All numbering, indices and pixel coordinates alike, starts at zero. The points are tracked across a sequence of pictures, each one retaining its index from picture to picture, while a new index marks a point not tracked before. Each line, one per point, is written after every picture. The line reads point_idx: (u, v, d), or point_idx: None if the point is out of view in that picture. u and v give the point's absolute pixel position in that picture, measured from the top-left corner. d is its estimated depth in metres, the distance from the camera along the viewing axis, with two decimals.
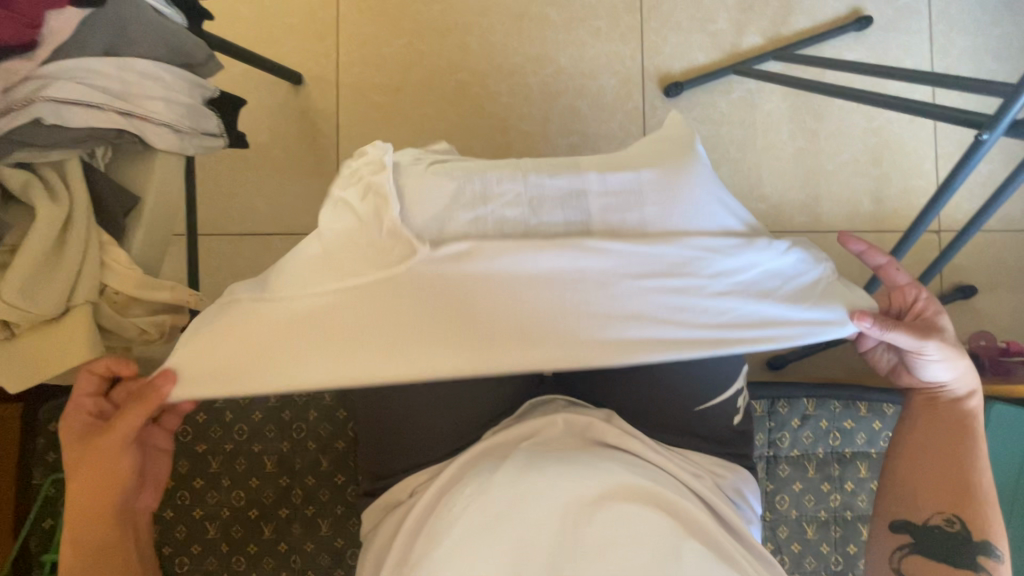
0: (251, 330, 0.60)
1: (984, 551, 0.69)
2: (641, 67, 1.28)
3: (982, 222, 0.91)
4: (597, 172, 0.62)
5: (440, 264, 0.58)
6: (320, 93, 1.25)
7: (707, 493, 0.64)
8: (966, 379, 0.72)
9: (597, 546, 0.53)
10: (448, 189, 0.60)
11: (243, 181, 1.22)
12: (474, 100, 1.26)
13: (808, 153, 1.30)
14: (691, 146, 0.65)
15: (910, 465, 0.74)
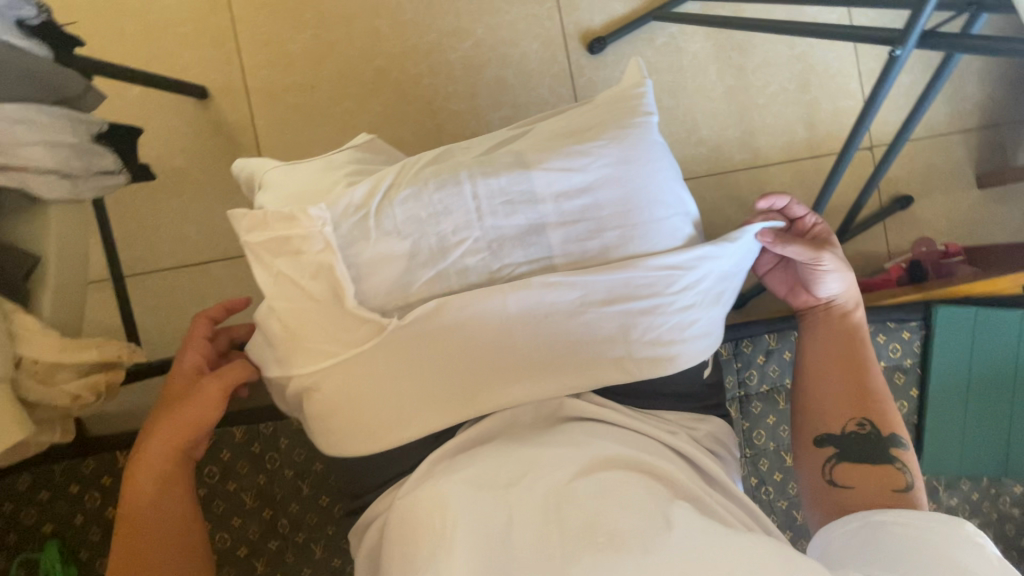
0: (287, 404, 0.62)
1: (893, 444, 0.72)
2: (561, 27, 1.24)
3: (910, 134, 0.93)
4: (551, 195, 0.60)
5: (413, 325, 0.57)
6: (230, 103, 1.17)
7: (685, 447, 0.64)
8: (852, 293, 0.78)
9: (580, 519, 0.51)
10: (386, 219, 0.57)
11: (166, 210, 1.14)
12: (396, 86, 1.20)
13: (739, 89, 1.30)
14: (650, 149, 0.62)
15: (819, 382, 0.78)
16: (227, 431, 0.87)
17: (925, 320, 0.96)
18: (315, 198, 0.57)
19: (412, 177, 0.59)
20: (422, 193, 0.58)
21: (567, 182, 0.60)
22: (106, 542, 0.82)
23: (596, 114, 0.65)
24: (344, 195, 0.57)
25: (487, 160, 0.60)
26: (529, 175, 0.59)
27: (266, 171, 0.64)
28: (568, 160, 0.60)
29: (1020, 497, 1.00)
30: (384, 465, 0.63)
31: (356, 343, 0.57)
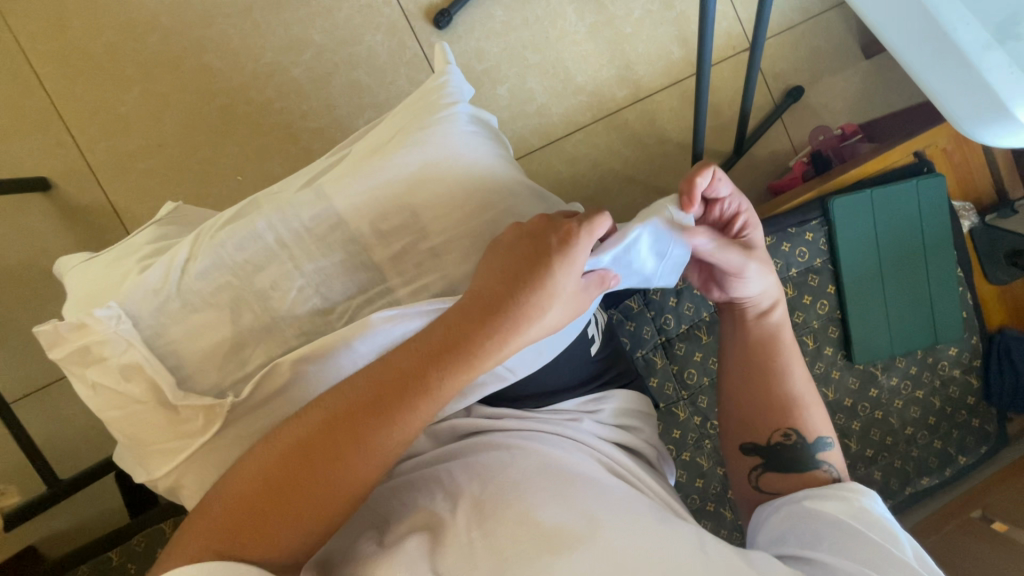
0: (226, 498, 0.46)
1: (818, 448, 0.66)
2: (401, 10, 1.16)
3: (763, 31, 0.91)
4: (366, 221, 0.55)
5: (257, 400, 0.54)
6: (78, 187, 1.09)
7: (592, 446, 0.62)
8: (771, 293, 0.69)
9: (501, 534, 0.49)
10: (189, 294, 0.54)
11: (46, 315, 1.08)
12: (247, 119, 1.13)
13: (603, 24, 1.23)
14: (458, 143, 0.58)
15: (733, 388, 0.72)
16: (156, 528, 0.83)
17: (825, 215, 0.95)
18: (108, 295, 0.53)
19: (206, 245, 0.54)
20: (225, 256, 0.54)
21: (375, 197, 0.55)
22: None
23: (401, 122, 0.61)
24: (137, 282, 0.53)
25: (287, 202, 0.56)
26: (332, 207, 0.55)
27: (72, 268, 0.61)
28: (374, 180, 0.55)
29: (957, 358, 1.01)
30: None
31: (201, 433, 0.53)
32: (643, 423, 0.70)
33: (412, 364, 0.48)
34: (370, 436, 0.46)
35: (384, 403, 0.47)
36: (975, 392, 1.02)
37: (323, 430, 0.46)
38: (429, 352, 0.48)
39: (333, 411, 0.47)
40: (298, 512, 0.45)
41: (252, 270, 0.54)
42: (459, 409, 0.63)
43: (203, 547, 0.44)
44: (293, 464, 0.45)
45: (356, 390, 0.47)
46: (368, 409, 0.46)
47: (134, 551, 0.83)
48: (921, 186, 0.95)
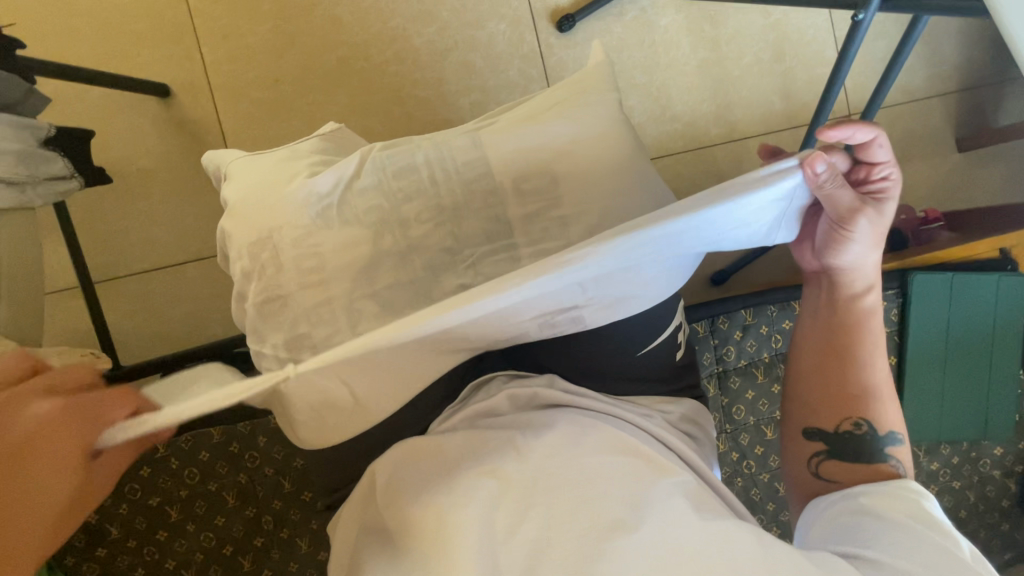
0: None
1: (886, 441, 0.67)
2: (528, 6, 1.21)
3: (881, 99, 0.93)
4: (510, 176, 0.61)
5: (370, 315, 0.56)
6: (193, 101, 1.15)
7: (660, 429, 0.63)
8: (870, 275, 0.65)
9: (567, 508, 0.52)
10: (348, 207, 0.58)
11: (134, 212, 1.13)
12: (361, 75, 1.18)
13: (712, 62, 1.27)
14: (606, 123, 0.63)
15: (807, 378, 0.71)
16: (203, 432, 0.86)
17: (903, 288, 0.96)
18: (279, 191, 0.58)
19: (370, 159, 0.61)
20: (383, 178, 0.60)
21: (523, 144, 0.61)
22: (90, 547, 0.83)
23: (556, 99, 0.66)
24: (306, 185, 0.58)
25: (445, 144, 0.63)
26: (483, 155, 0.61)
27: (232, 162, 0.66)
28: (523, 140, 0.61)
29: (999, 459, 1.01)
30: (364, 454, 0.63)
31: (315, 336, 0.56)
32: (708, 430, 0.72)
33: None
34: None
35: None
36: (1011, 496, 1.01)
37: None
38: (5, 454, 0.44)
39: None
40: None
41: (404, 196, 0.59)
42: (542, 378, 0.64)
43: None
44: None
45: None
46: None
47: (180, 446, 0.85)
48: (1002, 282, 0.96)
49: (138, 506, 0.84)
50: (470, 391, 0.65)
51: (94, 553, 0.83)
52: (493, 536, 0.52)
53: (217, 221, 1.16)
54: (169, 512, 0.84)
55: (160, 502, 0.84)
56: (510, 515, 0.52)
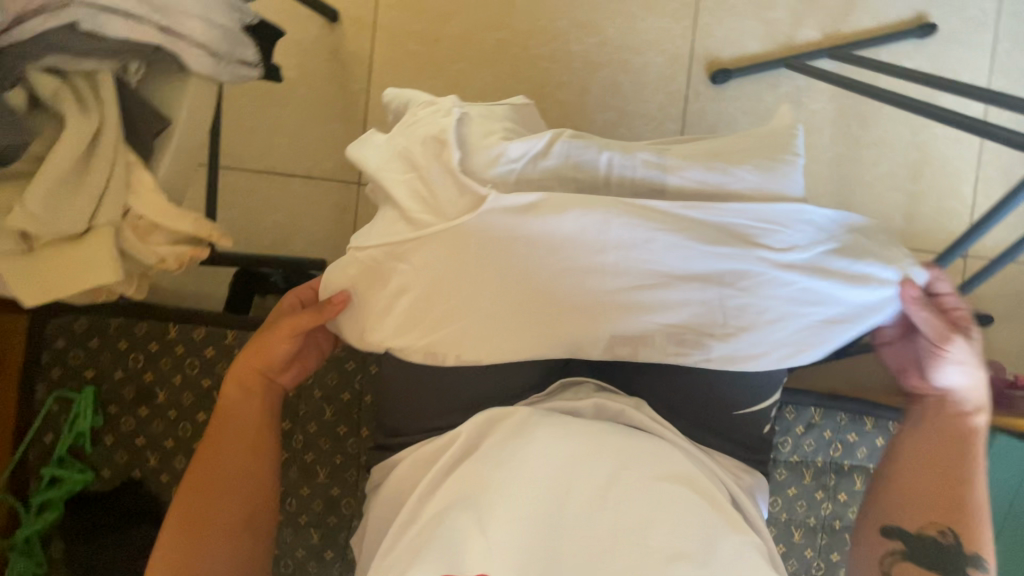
0: (221, 472, 0.67)
1: (972, 563, 0.62)
2: (691, 48, 1.23)
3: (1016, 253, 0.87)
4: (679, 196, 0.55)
5: (507, 279, 0.55)
6: (354, 33, 1.19)
7: (734, 484, 0.63)
8: (976, 394, 0.65)
9: (636, 523, 0.52)
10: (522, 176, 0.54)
11: (268, 116, 1.19)
12: (513, 60, 1.21)
13: (848, 159, 1.25)
14: (785, 187, 0.55)
15: (897, 478, 0.68)
16: None
17: None
18: (466, 133, 0.54)
19: (561, 143, 0.54)
20: (562, 167, 0.54)
21: (707, 179, 0.55)
22: (135, 404, 0.86)
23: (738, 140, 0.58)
24: (498, 146, 0.53)
25: (631, 148, 0.56)
26: (664, 176, 0.55)
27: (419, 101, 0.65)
28: (708, 172, 0.54)
29: None
30: (438, 410, 0.66)
31: (443, 279, 0.56)
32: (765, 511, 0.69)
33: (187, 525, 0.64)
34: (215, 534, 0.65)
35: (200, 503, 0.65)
36: None
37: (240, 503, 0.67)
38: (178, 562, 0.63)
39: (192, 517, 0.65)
40: (224, 510, 0.66)
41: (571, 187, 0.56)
42: (630, 398, 0.65)
43: (233, 489, 0.67)
44: (197, 515, 0.65)
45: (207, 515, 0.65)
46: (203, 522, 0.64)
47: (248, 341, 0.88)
48: None
49: (190, 383, 0.87)
50: (557, 387, 0.67)
51: (137, 412, 0.87)
52: (557, 518, 0.52)
53: (335, 149, 1.20)
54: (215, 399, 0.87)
55: (211, 387, 0.87)
56: (581, 506, 0.53)
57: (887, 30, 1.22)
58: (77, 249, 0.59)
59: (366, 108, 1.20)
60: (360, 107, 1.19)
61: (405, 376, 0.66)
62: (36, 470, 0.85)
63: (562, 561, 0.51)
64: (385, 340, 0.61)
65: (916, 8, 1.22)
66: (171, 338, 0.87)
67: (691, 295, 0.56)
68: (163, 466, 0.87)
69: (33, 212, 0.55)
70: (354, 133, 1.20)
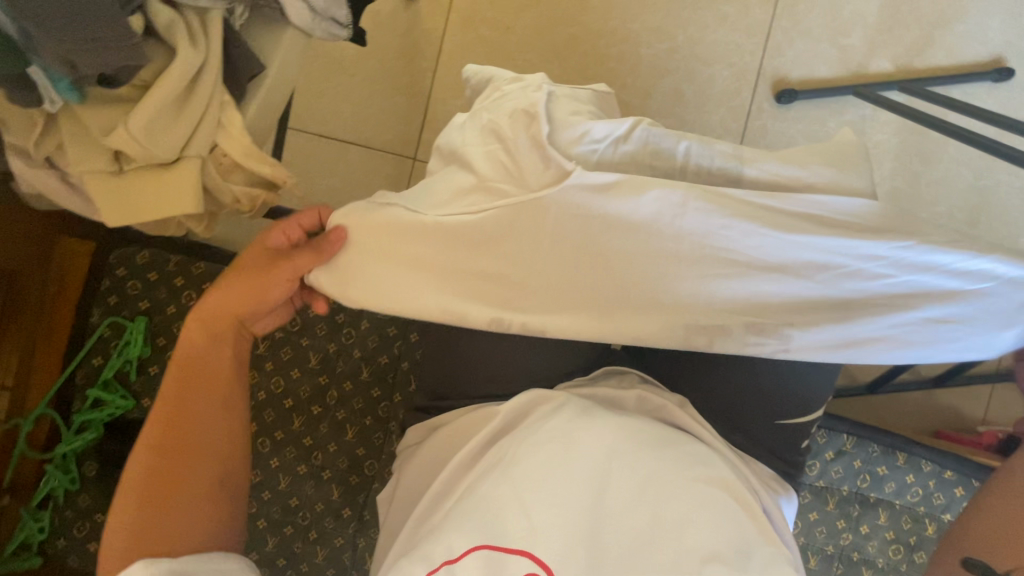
0: (193, 412, 0.60)
1: None
2: (759, 65, 1.22)
3: None
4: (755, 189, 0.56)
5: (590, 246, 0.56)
6: (430, 12, 1.22)
7: (769, 496, 0.63)
8: None
9: (674, 521, 0.51)
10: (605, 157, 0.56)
11: (336, 83, 1.22)
12: (581, 57, 1.22)
13: (905, 195, 1.23)
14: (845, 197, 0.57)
15: (996, 513, 0.66)
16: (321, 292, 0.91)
17: None
18: (553, 108, 0.55)
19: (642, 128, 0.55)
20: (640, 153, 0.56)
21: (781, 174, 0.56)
22: None
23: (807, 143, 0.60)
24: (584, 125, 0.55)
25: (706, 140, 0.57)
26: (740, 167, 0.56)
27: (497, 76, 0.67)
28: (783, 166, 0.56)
29: None
30: (483, 379, 0.67)
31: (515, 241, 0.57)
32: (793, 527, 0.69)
33: (156, 475, 0.57)
34: (189, 479, 0.58)
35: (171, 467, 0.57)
36: None
37: (214, 443, 0.61)
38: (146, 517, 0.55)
39: (159, 466, 0.57)
40: (196, 453, 0.59)
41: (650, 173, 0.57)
42: (675, 396, 0.65)
43: (205, 425, 0.61)
44: (165, 461, 0.58)
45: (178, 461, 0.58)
46: (173, 468, 0.57)
47: None
48: None
49: None
50: (602, 373, 0.68)
51: None
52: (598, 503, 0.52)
53: (395, 123, 1.23)
54: (258, 345, 0.90)
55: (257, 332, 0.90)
56: (624, 497, 0.52)
57: (962, 70, 1.20)
58: (164, 176, 0.62)
59: (431, 86, 1.22)
60: (425, 84, 1.21)
61: (458, 343, 0.68)
62: (81, 390, 0.89)
63: (603, 547, 0.51)
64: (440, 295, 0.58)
65: (995, 52, 1.20)
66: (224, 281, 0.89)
67: (767, 283, 0.56)
68: None
69: (133, 135, 0.57)
70: (416, 109, 1.22)
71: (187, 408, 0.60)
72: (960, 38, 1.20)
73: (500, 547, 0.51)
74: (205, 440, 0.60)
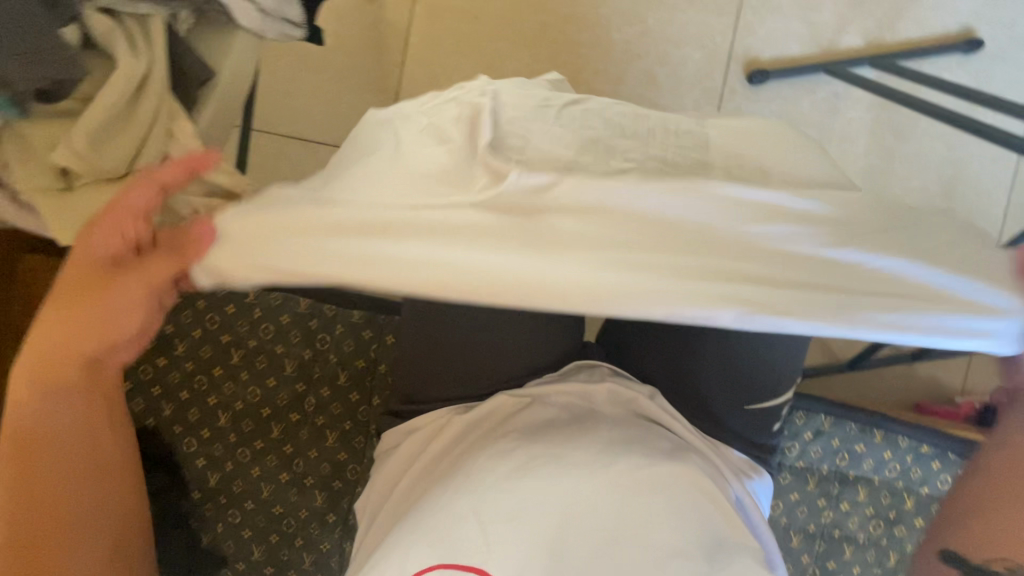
0: (49, 418, 0.55)
1: None
2: (731, 46, 1.21)
3: None
4: (724, 164, 0.55)
5: (524, 188, 0.45)
6: (394, 4, 1.19)
7: (738, 485, 0.63)
8: None
9: (635, 520, 0.49)
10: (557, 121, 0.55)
11: (302, 81, 1.19)
12: (551, 44, 1.20)
13: (880, 171, 1.23)
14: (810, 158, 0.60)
15: None
16: (294, 298, 0.90)
17: None
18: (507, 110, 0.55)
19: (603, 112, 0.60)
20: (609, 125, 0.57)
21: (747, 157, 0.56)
22: (154, 354, 0.88)
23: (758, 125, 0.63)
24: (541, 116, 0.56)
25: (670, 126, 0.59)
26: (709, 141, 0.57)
27: None
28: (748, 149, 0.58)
29: None
30: (454, 381, 0.66)
31: (450, 185, 0.47)
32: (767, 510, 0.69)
33: (19, 499, 0.54)
34: (76, 492, 0.57)
35: (31, 495, 0.54)
36: None
37: (81, 446, 0.57)
38: (28, 552, 0.53)
39: (29, 485, 0.55)
40: (51, 458, 0.56)
41: (617, 134, 0.56)
42: (645, 389, 0.65)
43: (63, 432, 0.56)
44: (19, 483, 0.54)
45: (60, 463, 0.56)
46: (38, 490, 0.55)
47: (269, 303, 0.89)
48: None
49: (209, 336, 0.88)
50: (573, 367, 0.67)
51: (155, 361, 0.88)
52: (567, 512, 0.49)
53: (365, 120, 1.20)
54: (233, 355, 0.89)
55: (229, 342, 0.88)
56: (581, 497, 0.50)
57: (933, 42, 1.20)
58: (113, 190, 0.59)
59: (400, 81, 1.19)
60: (394, 79, 1.19)
61: (428, 342, 0.67)
62: None
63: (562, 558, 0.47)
64: (400, 253, 0.44)
65: (966, 23, 1.20)
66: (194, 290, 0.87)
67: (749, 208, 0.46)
68: (176, 417, 0.88)
69: (76, 149, 0.55)
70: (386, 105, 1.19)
71: (43, 423, 0.55)
72: (929, 11, 1.20)
73: (456, 563, 0.48)
74: (67, 457, 0.56)
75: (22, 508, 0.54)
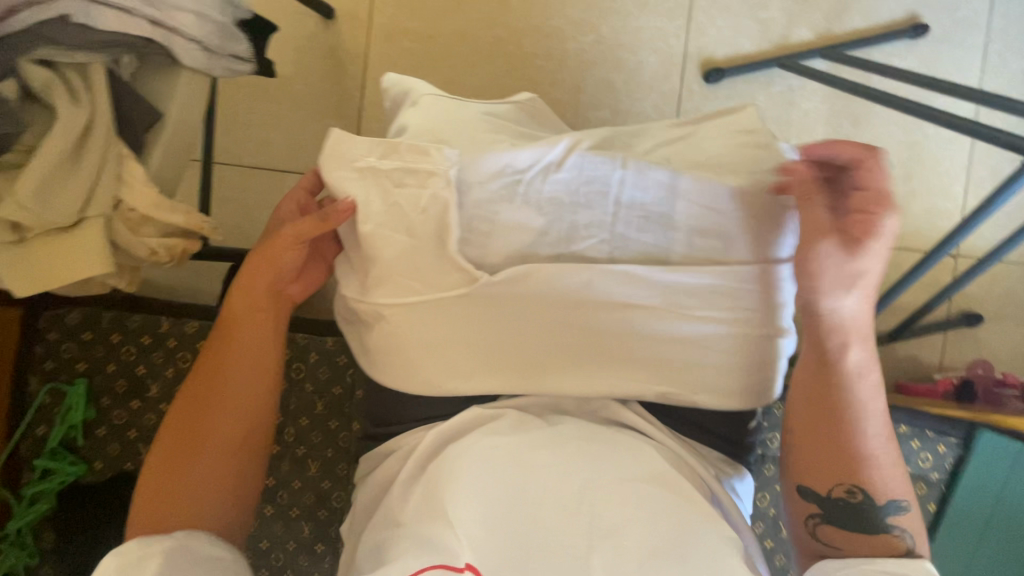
0: (238, 329, 0.65)
1: (886, 510, 0.58)
2: (685, 47, 1.23)
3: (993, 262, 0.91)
4: (688, 225, 0.58)
5: (497, 287, 0.57)
6: (350, 30, 1.20)
7: (713, 480, 0.62)
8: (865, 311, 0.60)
9: (604, 524, 0.49)
10: (534, 190, 0.58)
11: (263, 112, 1.19)
12: (508, 58, 1.22)
13: None
14: (780, 196, 0.59)
15: (815, 443, 0.61)
16: None
17: (966, 440, 0.93)
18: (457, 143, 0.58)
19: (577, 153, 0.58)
20: (575, 177, 0.58)
21: (707, 219, 0.58)
22: (127, 397, 0.87)
23: (723, 139, 0.63)
24: (506, 154, 0.57)
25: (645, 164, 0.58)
26: (675, 200, 0.58)
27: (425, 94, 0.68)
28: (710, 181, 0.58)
29: None
30: (428, 402, 0.63)
31: (439, 288, 0.58)
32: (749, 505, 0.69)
33: (191, 397, 0.62)
34: (228, 397, 0.63)
35: (203, 389, 0.63)
36: None
37: (251, 359, 0.65)
38: (182, 433, 0.61)
39: (197, 385, 0.63)
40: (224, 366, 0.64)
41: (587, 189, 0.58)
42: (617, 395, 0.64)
43: (241, 344, 0.65)
44: (196, 380, 0.63)
45: (232, 362, 0.64)
46: (207, 383, 0.63)
47: None
48: None
49: (181, 375, 0.87)
50: None
51: (130, 405, 0.87)
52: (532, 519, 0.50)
53: None
54: None
55: None
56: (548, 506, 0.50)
57: (879, 31, 1.23)
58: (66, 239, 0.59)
59: (361, 105, 1.20)
60: (355, 103, 1.20)
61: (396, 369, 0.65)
62: (28, 462, 0.85)
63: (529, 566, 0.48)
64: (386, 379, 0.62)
65: (909, 9, 1.23)
66: (163, 330, 0.87)
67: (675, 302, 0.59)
68: None
69: (21, 202, 0.55)
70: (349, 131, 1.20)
71: (233, 325, 0.65)
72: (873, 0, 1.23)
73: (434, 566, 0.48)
74: (239, 370, 0.64)
75: (190, 400, 0.62)
